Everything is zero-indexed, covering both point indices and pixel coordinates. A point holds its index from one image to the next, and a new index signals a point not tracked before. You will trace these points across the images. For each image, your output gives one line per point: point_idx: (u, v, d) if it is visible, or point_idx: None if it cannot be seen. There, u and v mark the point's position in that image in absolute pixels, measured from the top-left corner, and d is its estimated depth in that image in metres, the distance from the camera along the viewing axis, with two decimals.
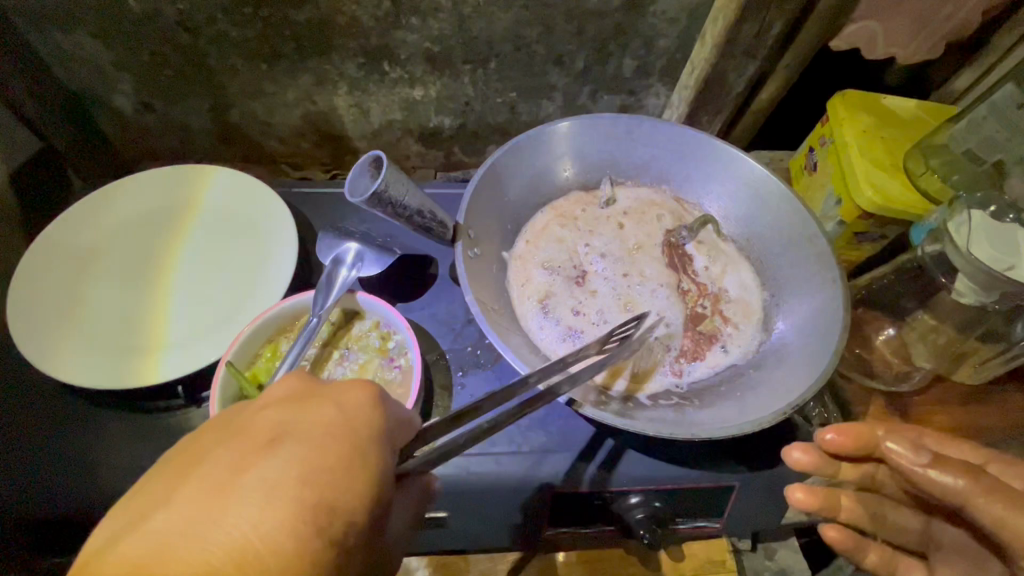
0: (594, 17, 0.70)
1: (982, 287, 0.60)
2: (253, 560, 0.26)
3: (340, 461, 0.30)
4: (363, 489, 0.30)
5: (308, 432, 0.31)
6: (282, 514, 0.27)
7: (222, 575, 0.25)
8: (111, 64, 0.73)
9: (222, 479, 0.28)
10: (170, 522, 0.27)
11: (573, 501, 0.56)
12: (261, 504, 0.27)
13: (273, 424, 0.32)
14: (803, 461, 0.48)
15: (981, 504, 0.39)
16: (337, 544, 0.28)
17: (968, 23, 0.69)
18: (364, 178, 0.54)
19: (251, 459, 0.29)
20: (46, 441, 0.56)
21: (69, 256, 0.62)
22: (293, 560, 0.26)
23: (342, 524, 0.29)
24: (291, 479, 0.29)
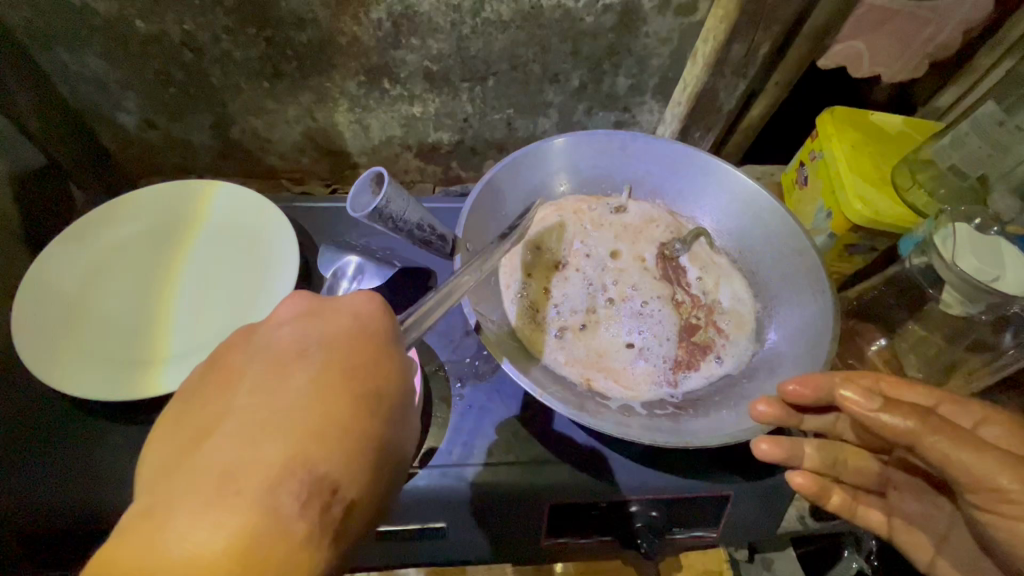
0: (588, 37, 0.72)
1: (965, 296, 0.61)
2: (327, 434, 0.33)
3: (366, 357, 0.37)
4: (388, 374, 0.37)
5: (329, 340, 0.37)
6: (334, 399, 0.34)
7: (306, 446, 0.32)
8: (117, 83, 0.74)
9: (270, 385, 0.35)
10: (244, 421, 0.33)
11: (571, 511, 0.56)
12: (312, 397, 0.34)
13: (297, 341, 0.37)
14: (768, 415, 0.49)
15: (931, 446, 0.42)
16: (379, 412, 0.36)
17: (949, 43, 0.71)
18: (364, 194, 0.55)
19: (289, 370, 0.35)
20: (47, 453, 0.56)
21: (72, 269, 0.63)
22: (355, 429, 0.34)
23: (381, 401, 0.36)
24: (331, 377, 0.35)
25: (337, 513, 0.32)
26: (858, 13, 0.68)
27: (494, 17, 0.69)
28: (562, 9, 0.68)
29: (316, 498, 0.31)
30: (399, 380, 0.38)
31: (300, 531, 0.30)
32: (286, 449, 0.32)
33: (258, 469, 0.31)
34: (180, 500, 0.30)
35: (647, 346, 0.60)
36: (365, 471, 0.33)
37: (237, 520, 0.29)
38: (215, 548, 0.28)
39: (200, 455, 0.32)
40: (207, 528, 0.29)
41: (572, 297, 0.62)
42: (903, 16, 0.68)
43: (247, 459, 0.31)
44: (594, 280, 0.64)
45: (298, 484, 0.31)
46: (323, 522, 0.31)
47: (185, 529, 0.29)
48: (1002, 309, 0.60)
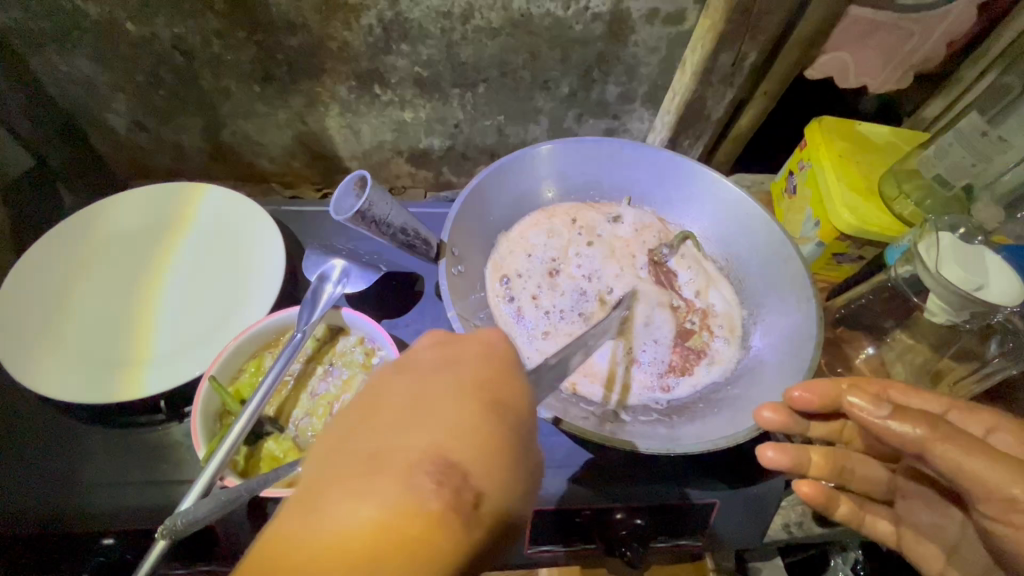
0: (577, 45, 0.73)
1: (949, 305, 0.61)
2: (462, 438, 0.31)
3: (491, 368, 0.36)
4: (515, 387, 0.36)
5: (468, 351, 0.37)
6: (466, 419, 0.32)
7: (447, 444, 0.31)
8: (107, 84, 0.74)
9: (412, 393, 0.34)
10: (391, 415, 0.33)
11: (555, 518, 0.56)
12: (452, 397, 0.33)
13: (437, 354, 0.37)
14: (774, 421, 0.49)
15: (941, 454, 0.41)
16: (512, 425, 0.34)
17: (933, 54, 0.72)
18: (348, 196, 0.55)
19: (433, 376, 0.35)
20: (24, 456, 0.56)
21: (55, 272, 0.62)
22: (488, 427, 0.32)
23: (508, 409, 0.35)
24: (467, 382, 0.35)
25: (468, 503, 0.29)
26: (844, 24, 0.69)
27: (484, 24, 0.69)
28: (551, 18, 0.69)
29: (449, 484, 0.29)
30: (524, 395, 0.36)
31: (434, 516, 0.28)
32: (427, 438, 0.31)
33: (399, 454, 0.30)
34: (329, 478, 0.30)
35: (638, 352, 0.59)
36: (503, 474, 0.31)
37: (377, 498, 0.28)
38: (359, 523, 0.27)
39: (344, 446, 0.32)
40: (350, 502, 0.28)
41: (561, 307, 0.62)
42: (887, 29, 0.69)
43: (389, 448, 0.31)
44: (584, 289, 0.64)
45: (433, 470, 0.29)
46: (457, 513, 0.29)
47: (332, 506, 0.28)
48: (986, 319, 0.61)
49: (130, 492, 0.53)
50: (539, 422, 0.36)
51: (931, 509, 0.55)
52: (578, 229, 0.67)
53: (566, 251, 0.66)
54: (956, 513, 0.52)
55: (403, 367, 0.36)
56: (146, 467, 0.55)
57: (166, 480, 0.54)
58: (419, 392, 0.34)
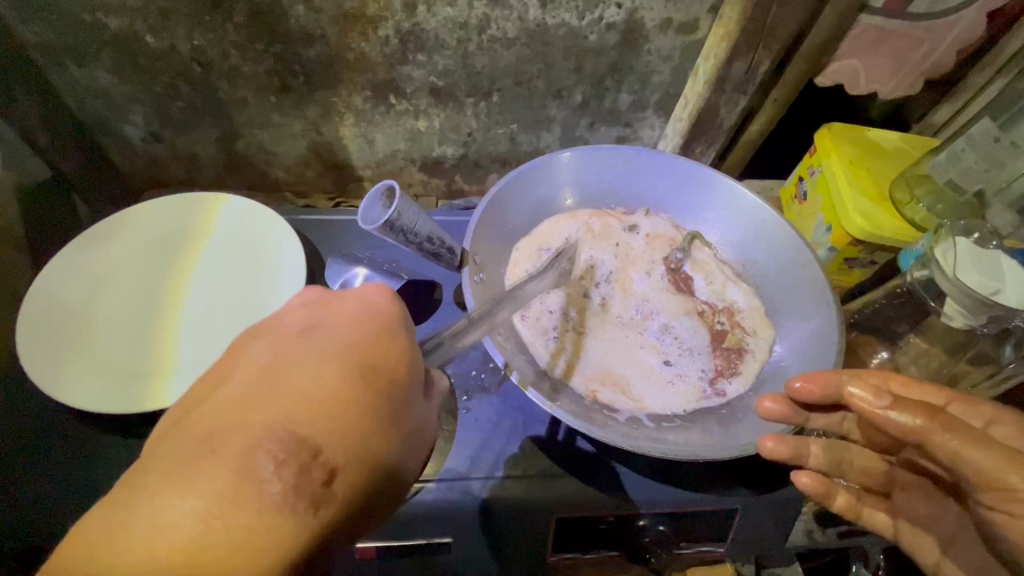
0: (591, 54, 0.74)
1: (969, 310, 0.61)
2: (305, 416, 0.31)
3: (369, 342, 0.35)
4: (394, 357, 0.36)
5: (334, 324, 0.36)
6: (326, 387, 0.32)
7: (296, 415, 0.31)
8: (125, 96, 0.75)
9: (269, 365, 0.33)
10: (248, 387, 0.32)
11: (577, 525, 0.56)
12: (312, 371, 0.33)
13: (305, 322, 0.36)
14: (774, 411, 0.50)
15: (941, 442, 0.42)
16: (376, 395, 0.34)
17: (943, 62, 0.73)
18: (375, 206, 0.56)
19: (294, 347, 0.34)
20: (47, 467, 0.56)
21: (78, 281, 0.63)
22: (348, 402, 0.32)
23: (377, 380, 0.34)
24: (330, 356, 0.34)
25: (319, 478, 0.30)
26: (855, 32, 0.70)
27: (500, 34, 0.70)
28: (566, 28, 0.70)
29: (299, 461, 0.30)
30: (402, 364, 0.36)
31: (275, 492, 0.28)
32: (275, 413, 0.30)
33: (246, 430, 0.29)
34: (165, 454, 0.29)
35: (660, 359, 0.60)
36: (355, 447, 0.31)
37: (214, 479, 0.28)
38: (187, 518, 0.27)
39: (194, 418, 0.31)
40: (183, 485, 0.27)
41: (582, 314, 0.62)
42: (898, 37, 0.70)
43: (239, 418, 0.30)
44: (604, 296, 0.64)
45: (280, 448, 0.29)
46: (302, 486, 0.29)
47: (160, 487, 0.27)
48: (1004, 323, 0.61)
49: None
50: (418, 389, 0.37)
51: (930, 500, 0.55)
52: (600, 235, 0.67)
53: (586, 260, 0.66)
54: (955, 506, 0.53)
55: (274, 336, 0.35)
56: None
57: None
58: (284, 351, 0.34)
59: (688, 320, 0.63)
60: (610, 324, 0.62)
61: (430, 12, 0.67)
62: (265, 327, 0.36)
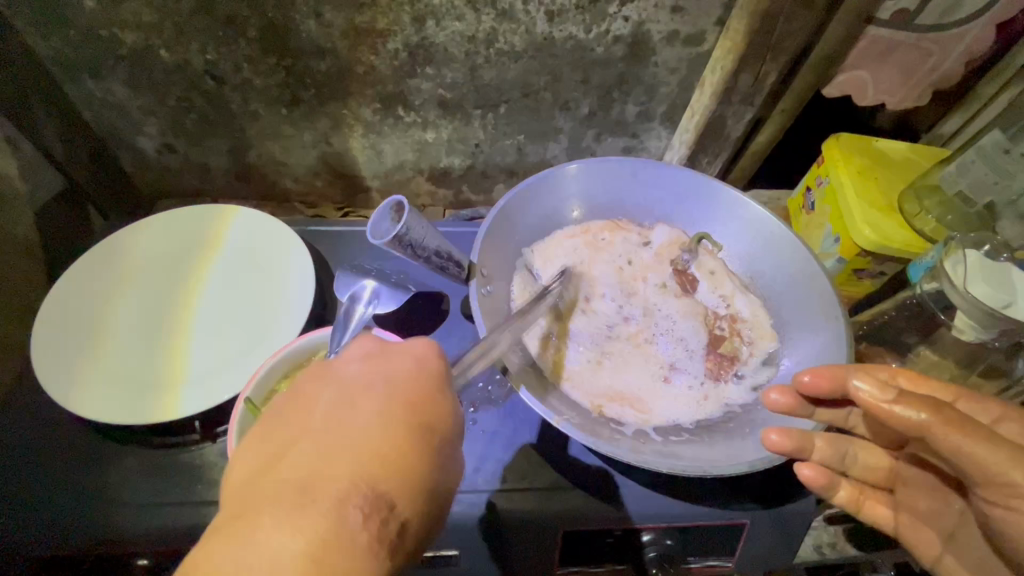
0: (599, 66, 0.74)
1: (981, 324, 0.61)
2: (387, 459, 0.35)
3: (420, 393, 0.39)
4: (444, 413, 0.39)
5: (391, 374, 0.40)
6: (395, 435, 0.36)
7: (371, 468, 0.34)
8: (138, 109, 0.76)
9: (336, 418, 0.37)
10: (320, 436, 0.36)
11: (586, 538, 0.56)
12: (378, 421, 0.37)
13: (361, 377, 0.40)
14: (781, 404, 0.52)
15: (944, 438, 0.42)
16: (435, 444, 0.38)
17: (952, 73, 0.73)
18: (384, 220, 0.56)
19: (428, 396, 0.39)
20: (60, 475, 0.56)
21: (92, 293, 0.64)
22: (409, 456, 0.36)
23: (434, 435, 0.38)
24: (392, 405, 0.38)
25: (394, 530, 0.33)
26: (863, 43, 0.70)
27: (508, 48, 0.71)
28: (573, 41, 0.71)
29: (379, 515, 0.33)
30: (452, 419, 0.40)
31: (362, 545, 0.31)
32: (355, 468, 0.34)
33: (329, 485, 0.33)
34: (262, 504, 0.32)
35: (666, 372, 0.60)
36: (420, 497, 0.35)
37: (301, 535, 0.30)
38: (290, 558, 0.29)
39: (278, 466, 0.34)
40: (283, 533, 0.30)
41: (585, 325, 0.62)
42: (907, 48, 0.70)
43: (317, 473, 0.33)
44: (610, 309, 0.64)
45: (363, 503, 0.33)
46: (383, 537, 0.32)
47: (260, 533, 0.30)
48: (1016, 337, 0.60)
49: (169, 512, 0.54)
50: (459, 439, 0.40)
51: (932, 496, 0.54)
52: (609, 249, 0.68)
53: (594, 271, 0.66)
54: (958, 503, 0.52)
55: (325, 390, 0.39)
56: (180, 487, 0.56)
57: (202, 501, 0.55)
58: (353, 405, 0.38)
59: (692, 330, 0.63)
60: (616, 334, 0.62)
61: (438, 25, 0.67)
62: (317, 375, 0.40)
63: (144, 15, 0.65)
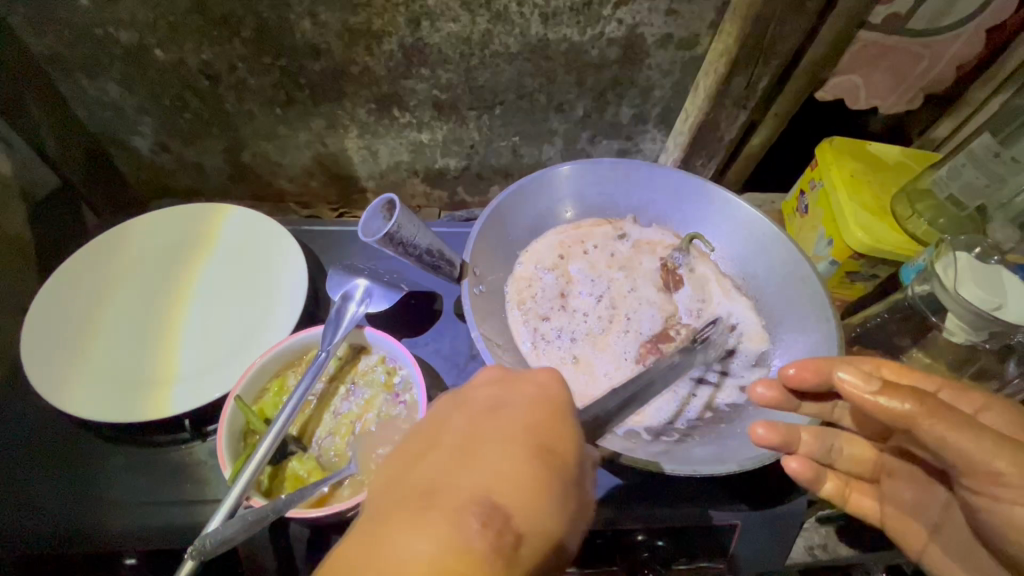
0: (593, 69, 0.75)
1: (971, 326, 0.61)
2: (506, 481, 0.35)
3: (545, 419, 0.38)
4: (570, 441, 0.38)
5: (518, 401, 0.40)
6: (511, 459, 0.36)
7: (494, 485, 0.34)
8: (133, 108, 0.76)
9: (459, 441, 0.38)
10: (446, 456, 0.37)
11: (576, 538, 0.55)
12: (501, 448, 0.36)
13: (490, 402, 0.40)
14: (768, 397, 0.52)
15: (929, 428, 0.41)
16: (557, 471, 0.36)
17: (943, 77, 0.73)
18: (375, 219, 0.56)
19: (553, 423, 0.38)
20: (49, 474, 0.56)
21: (84, 291, 0.63)
22: (532, 478, 0.35)
23: (556, 460, 0.37)
24: (517, 429, 0.37)
25: (509, 543, 0.33)
26: (854, 47, 0.70)
27: (502, 49, 0.71)
28: (568, 43, 0.71)
29: (495, 527, 0.33)
30: (575, 445, 0.38)
31: (481, 552, 0.31)
32: (475, 483, 0.34)
33: (451, 495, 0.34)
34: (394, 509, 0.34)
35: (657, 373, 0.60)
36: (537, 518, 0.34)
37: (427, 541, 0.31)
38: (419, 556, 0.31)
39: (408, 480, 0.36)
40: (414, 534, 0.32)
41: (576, 327, 0.63)
42: (898, 52, 0.70)
43: (450, 483, 0.35)
44: (602, 311, 0.64)
45: (479, 512, 0.33)
46: (498, 549, 0.32)
47: (395, 536, 0.32)
48: (1006, 340, 0.61)
49: (157, 510, 0.54)
50: (582, 470, 0.39)
51: (915, 486, 0.55)
52: (601, 251, 0.68)
53: (585, 271, 0.67)
54: (943, 494, 0.53)
55: (449, 416, 0.40)
56: (169, 486, 0.55)
57: (191, 499, 0.55)
58: (474, 431, 0.38)
59: (681, 331, 0.63)
60: (605, 335, 0.63)
61: (433, 27, 0.68)
62: (454, 399, 0.42)
63: (139, 14, 0.65)
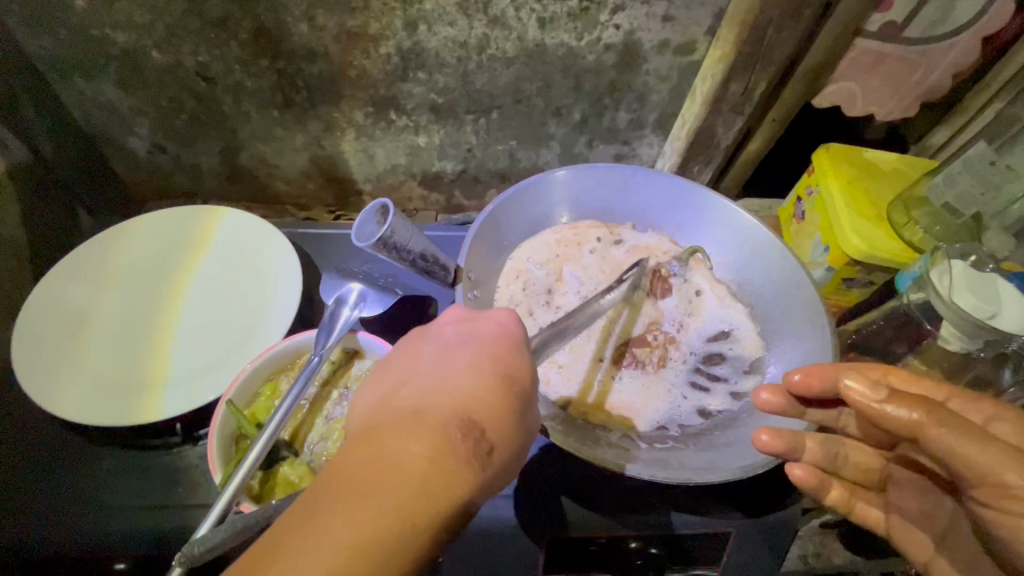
0: (590, 74, 0.75)
1: (966, 334, 0.61)
2: (478, 400, 0.39)
3: (507, 350, 0.43)
4: (526, 366, 0.42)
5: (482, 336, 0.43)
6: (479, 383, 0.40)
7: (466, 406, 0.38)
8: (129, 109, 0.76)
9: (431, 370, 0.41)
10: (419, 383, 0.40)
11: (571, 545, 0.55)
12: (470, 374, 0.40)
13: (457, 336, 0.44)
14: (771, 403, 0.52)
15: (935, 438, 0.41)
16: (518, 391, 0.41)
17: (939, 85, 0.73)
18: (370, 223, 0.56)
19: (512, 353, 0.43)
20: (39, 476, 0.56)
21: (77, 291, 0.63)
22: (499, 398, 0.39)
23: (516, 384, 0.41)
24: (484, 360, 0.41)
25: (484, 450, 0.37)
26: (851, 54, 0.70)
27: (499, 54, 0.71)
28: (565, 48, 0.71)
29: (472, 438, 0.37)
30: (529, 370, 0.43)
31: (458, 458, 0.36)
32: (450, 405, 0.38)
33: (432, 415, 0.37)
34: (378, 428, 0.37)
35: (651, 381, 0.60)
36: (506, 430, 0.39)
37: (417, 445, 0.35)
38: (409, 462, 0.34)
39: (385, 405, 0.39)
40: (402, 445, 0.35)
41: (571, 333, 0.62)
42: (894, 60, 0.70)
43: (425, 405, 0.38)
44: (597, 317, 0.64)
45: (458, 425, 0.37)
46: (474, 454, 0.36)
47: (386, 448, 0.35)
48: (1001, 348, 0.61)
49: (148, 514, 0.53)
50: (537, 389, 0.43)
51: (922, 497, 0.55)
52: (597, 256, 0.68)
53: (581, 276, 0.66)
54: (948, 503, 0.53)
55: (417, 352, 0.43)
56: (160, 490, 0.55)
57: (182, 503, 0.54)
58: (444, 360, 0.42)
59: (676, 339, 0.63)
60: (599, 340, 0.62)
61: (431, 31, 0.68)
62: (418, 338, 0.45)
63: (136, 16, 0.65)
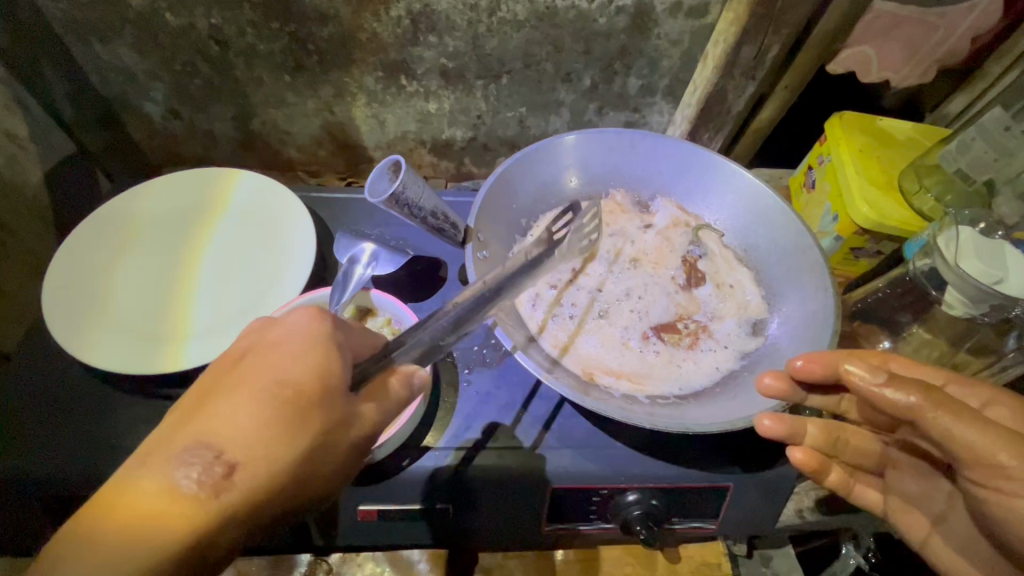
0: (601, 37, 0.74)
1: (970, 299, 0.61)
2: (218, 426, 0.36)
3: (287, 362, 0.39)
4: (309, 373, 0.39)
5: (266, 349, 0.40)
6: (221, 403, 0.37)
7: (202, 429, 0.36)
8: (144, 73, 0.77)
9: (200, 390, 0.39)
10: (187, 400, 0.39)
11: (573, 495, 0.57)
12: (227, 394, 0.38)
13: (236, 353, 0.41)
14: (773, 388, 0.51)
15: (933, 420, 0.43)
16: (295, 407, 0.37)
17: (957, 50, 0.72)
18: (381, 179, 0.57)
19: (272, 361, 0.39)
20: (67, 421, 0.59)
21: (101, 244, 0.65)
22: (266, 419, 0.37)
23: (300, 400, 0.38)
24: (246, 376, 0.38)
25: (220, 472, 0.35)
26: (869, 17, 0.69)
27: (510, 16, 0.71)
28: (576, 10, 0.70)
29: (206, 463, 0.36)
30: (317, 380, 0.39)
31: (188, 493, 0.35)
32: (196, 429, 0.36)
33: (175, 437, 0.37)
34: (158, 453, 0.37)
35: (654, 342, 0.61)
36: (278, 445, 0.37)
37: (157, 487, 0.35)
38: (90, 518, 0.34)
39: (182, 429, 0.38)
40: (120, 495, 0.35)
41: (579, 298, 0.64)
42: (912, 23, 0.69)
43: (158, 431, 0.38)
44: (603, 281, 0.66)
45: (190, 455, 0.36)
46: (208, 481, 0.35)
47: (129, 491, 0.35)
48: (1003, 313, 0.61)
49: None
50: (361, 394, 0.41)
51: (921, 479, 0.57)
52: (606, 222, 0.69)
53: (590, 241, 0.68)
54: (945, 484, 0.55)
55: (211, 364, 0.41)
56: None
57: None
58: (207, 379, 0.40)
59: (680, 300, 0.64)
60: (606, 303, 0.64)
61: None
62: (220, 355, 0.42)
63: None
